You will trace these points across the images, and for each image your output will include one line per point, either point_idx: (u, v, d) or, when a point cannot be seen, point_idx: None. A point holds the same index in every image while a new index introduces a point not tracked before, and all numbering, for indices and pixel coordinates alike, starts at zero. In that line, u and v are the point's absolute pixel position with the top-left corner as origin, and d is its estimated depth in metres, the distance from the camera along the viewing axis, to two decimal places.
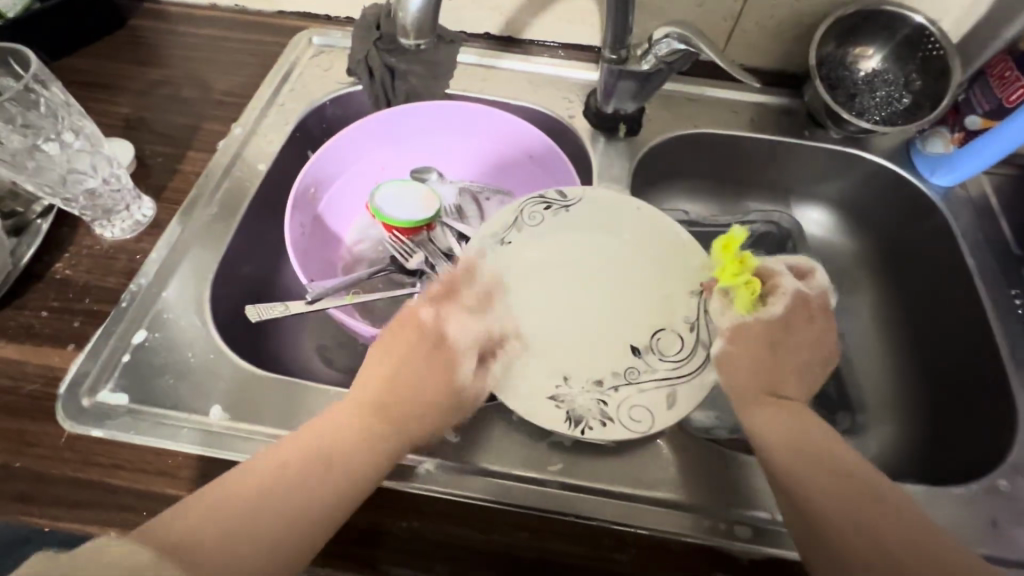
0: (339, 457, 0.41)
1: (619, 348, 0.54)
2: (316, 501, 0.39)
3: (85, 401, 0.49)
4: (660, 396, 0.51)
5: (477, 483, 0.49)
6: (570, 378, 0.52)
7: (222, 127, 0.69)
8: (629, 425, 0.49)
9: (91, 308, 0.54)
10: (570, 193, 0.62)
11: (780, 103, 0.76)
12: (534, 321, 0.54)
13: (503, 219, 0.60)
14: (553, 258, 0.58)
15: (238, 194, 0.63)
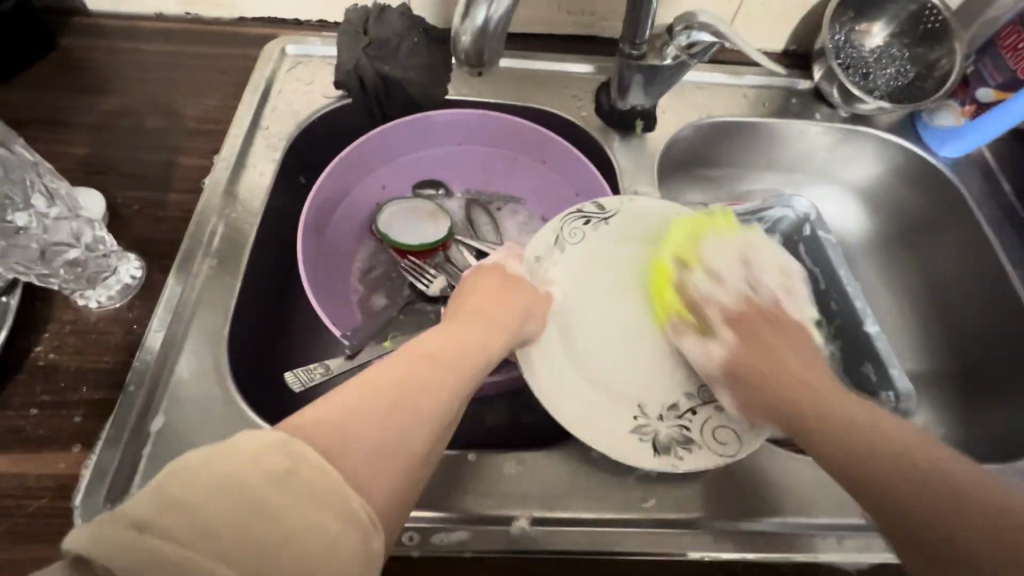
0: (407, 410, 0.38)
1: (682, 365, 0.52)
2: (396, 458, 0.35)
3: (109, 511, 0.42)
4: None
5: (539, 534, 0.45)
6: (645, 406, 0.50)
7: (202, 161, 0.60)
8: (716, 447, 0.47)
9: (92, 397, 0.46)
10: (608, 203, 0.58)
11: (788, 84, 0.75)
12: (593, 346, 0.52)
13: (541, 240, 0.56)
14: (602, 274, 0.56)
15: (239, 239, 0.56)
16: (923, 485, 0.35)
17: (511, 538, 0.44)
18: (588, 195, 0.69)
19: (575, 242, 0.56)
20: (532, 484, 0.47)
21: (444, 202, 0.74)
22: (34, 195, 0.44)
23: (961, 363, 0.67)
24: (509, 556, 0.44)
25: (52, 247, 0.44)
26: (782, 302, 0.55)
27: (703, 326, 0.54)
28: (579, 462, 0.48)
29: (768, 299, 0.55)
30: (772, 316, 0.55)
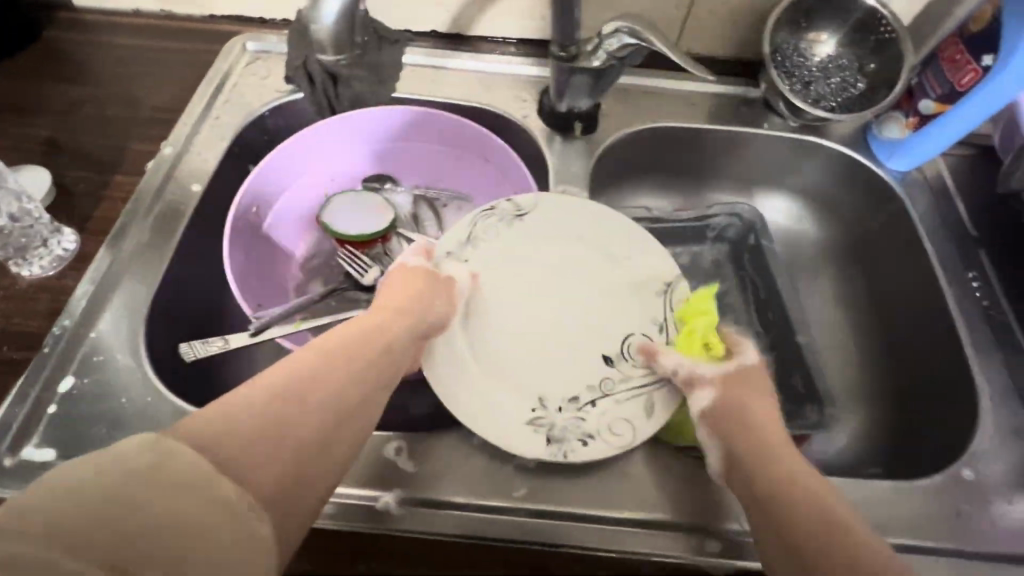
0: (299, 404, 0.38)
1: (590, 360, 0.53)
2: (290, 441, 0.36)
3: (8, 461, 0.45)
4: (636, 401, 0.50)
5: (419, 516, 0.46)
6: (544, 398, 0.50)
7: (151, 147, 0.64)
8: (610, 440, 0.48)
9: (12, 356, 0.50)
10: (524, 200, 0.59)
11: (738, 92, 0.75)
12: (502, 340, 0.53)
13: (454, 238, 0.57)
14: (513, 270, 0.57)
15: (172, 219, 0.59)
16: (803, 507, 0.38)
17: (418, 519, 0.46)
18: (525, 194, 0.70)
19: (489, 239, 0.57)
20: (408, 467, 0.48)
21: (392, 195, 0.75)
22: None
23: (895, 380, 0.65)
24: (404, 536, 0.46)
25: None
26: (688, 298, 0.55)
27: (612, 320, 0.55)
28: (460, 449, 0.49)
29: (677, 294, 0.55)
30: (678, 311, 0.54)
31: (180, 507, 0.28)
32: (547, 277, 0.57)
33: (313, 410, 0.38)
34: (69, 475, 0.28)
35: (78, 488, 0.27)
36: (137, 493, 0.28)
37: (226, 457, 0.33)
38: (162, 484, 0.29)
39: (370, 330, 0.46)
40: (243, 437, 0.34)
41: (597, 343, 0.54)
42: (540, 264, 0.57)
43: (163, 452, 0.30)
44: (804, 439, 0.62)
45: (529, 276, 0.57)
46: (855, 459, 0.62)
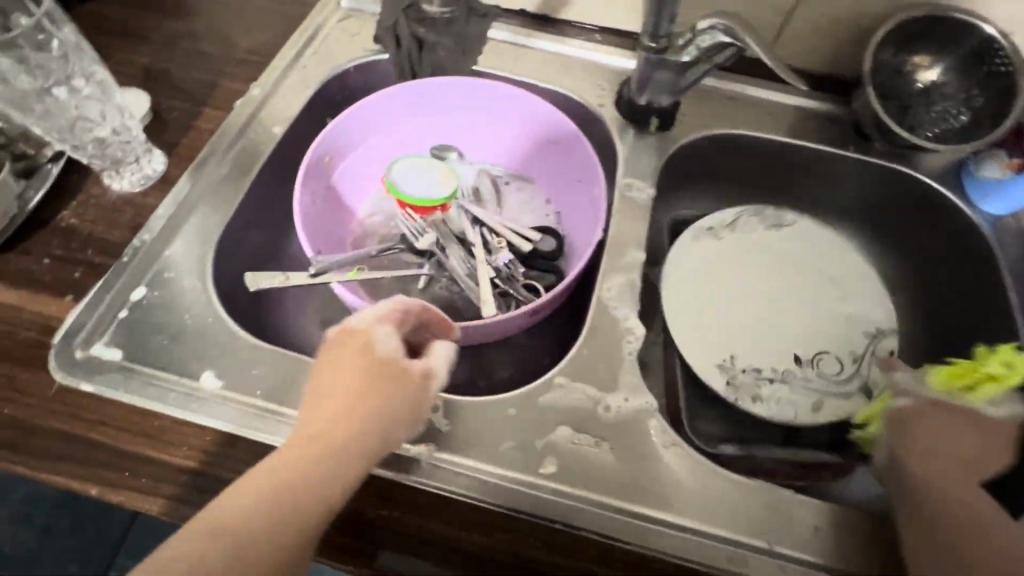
0: (230, 541, 0.32)
1: (784, 353, 0.64)
2: (252, 546, 0.32)
3: (79, 354, 0.48)
4: (809, 399, 0.62)
5: (444, 474, 0.46)
6: (736, 357, 0.64)
7: (241, 86, 0.67)
8: (778, 409, 0.61)
9: (93, 260, 0.53)
10: (784, 216, 0.72)
11: (825, 109, 0.72)
12: (716, 309, 0.66)
13: (711, 223, 0.71)
14: (753, 259, 0.69)
15: (251, 157, 0.62)
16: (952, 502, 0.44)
17: (442, 478, 0.46)
18: (590, 182, 0.69)
19: (745, 234, 0.71)
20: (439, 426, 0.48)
21: (456, 165, 0.76)
22: (77, 75, 0.53)
23: None
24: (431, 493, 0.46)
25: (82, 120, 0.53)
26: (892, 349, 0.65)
27: (817, 330, 0.66)
28: (492, 418, 0.48)
29: (882, 342, 0.65)
30: (881, 354, 0.64)
31: None
32: (782, 281, 0.68)
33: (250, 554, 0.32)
34: None
35: None
36: None
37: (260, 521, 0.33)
38: None
39: (353, 403, 0.40)
40: None
41: (797, 343, 0.65)
42: (782, 269, 0.69)
43: None
44: (844, 472, 0.60)
45: (747, 269, 0.69)
46: None
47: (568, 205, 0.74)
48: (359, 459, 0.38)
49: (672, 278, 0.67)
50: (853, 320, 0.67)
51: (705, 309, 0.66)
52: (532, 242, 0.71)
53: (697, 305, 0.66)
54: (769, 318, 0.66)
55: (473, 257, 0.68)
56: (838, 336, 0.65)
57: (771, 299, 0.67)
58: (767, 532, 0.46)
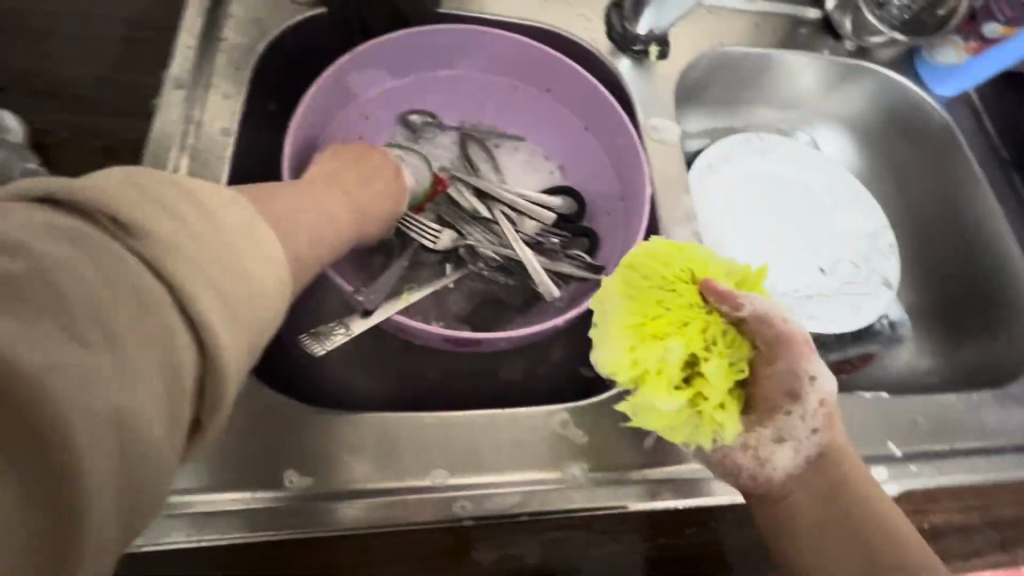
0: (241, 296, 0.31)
1: (806, 272, 0.67)
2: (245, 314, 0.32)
3: None
4: (846, 305, 0.65)
5: (601, 491, 0.43)
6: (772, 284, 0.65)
7: (150, 79, 0.49)
8: (826, 324, 0.63)
9: None
10: (773, 133, 0.71)
11: (796, 13, 0.71)
12: (740, 241, 0.66)
13: (717, 149, 0.69)
14: (759, 181, 0.69)
15: (209, 177, 0.46)
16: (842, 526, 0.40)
17: (604, 496, 0.43)
18: (601, 128, 0.63)
19: (750, 156, 0.70)
20: (578, 441, 0.44)
21: (437, 136, 0.65)
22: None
23: (940, 299, 0.71)
24: (598, 514, 0.43)
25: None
26: (893, 242, 0.69)
27: (829, 240, 0.69)
28: (627, 413, 0.46)
29: (882, 239, 0.69)
30: (883, 249, 0.68)
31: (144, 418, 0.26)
32: (788, 197, 0.70)
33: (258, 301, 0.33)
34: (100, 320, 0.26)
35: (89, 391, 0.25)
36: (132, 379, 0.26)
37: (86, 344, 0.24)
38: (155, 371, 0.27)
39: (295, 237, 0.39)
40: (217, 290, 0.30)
41: (813, 260, 0.67)
42: (786, 186, 0.70)
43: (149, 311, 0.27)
44: (874, 356, 0.68)
45: (756, 195, 0.69)
46: (914, 371, 0.68)
47: (575, 157, 0.66)
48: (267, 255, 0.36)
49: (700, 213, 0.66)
50: (854, 226, 0.69)
51: (734, 241, 0.66)
52: (551, 207, 0.63)
53: (725, 237, 0.66)
54: (786, 239, 0.68)
55: (498, 236, 0.60)
56: (844, 244, 0.68)
57: (782, 220, 0.69)
58: (889, 439, 0.49)
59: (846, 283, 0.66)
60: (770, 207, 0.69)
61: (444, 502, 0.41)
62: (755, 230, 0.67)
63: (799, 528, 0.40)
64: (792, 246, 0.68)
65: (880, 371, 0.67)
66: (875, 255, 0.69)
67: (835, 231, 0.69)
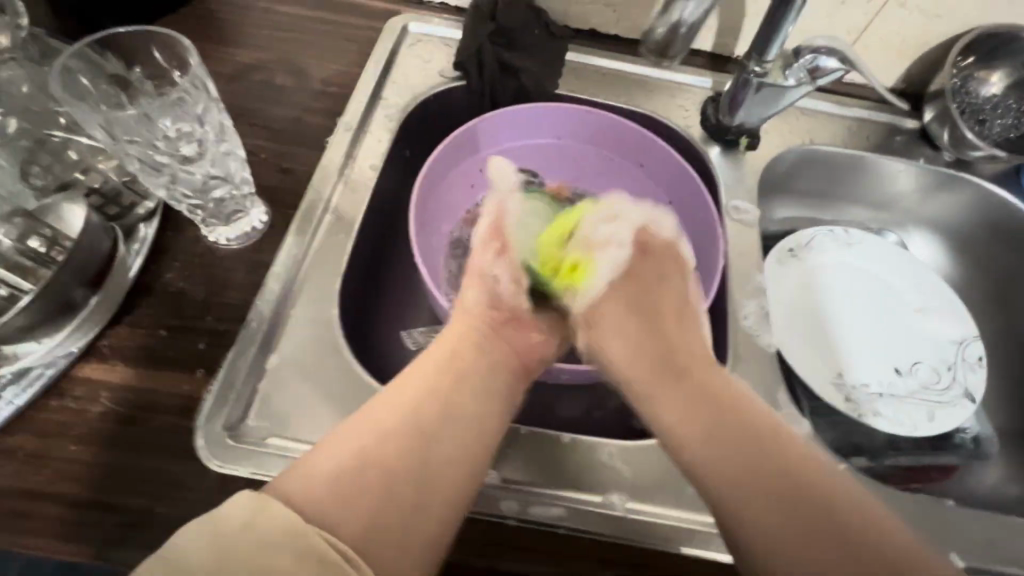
0: (410, 418, 0.43)
1: (882, 368, 0.65)
2: (394, 452, 0.41)
3: (228, 438, 0.44)
4: (922, 409, 0.62)
5: (637, 525, 0.46)
6: (845, 374, 0.64)
7: (325, 122, 0.63)
8: (897, 423, 0.61)
9: (215, 328, 0.48)
10: (856, 233, 0.74)
11: (893, 121, 0.75)
12: (813, 325, 0.67)
13: (798, 237, 0.72)
14: (839, 274, 0.71)
15: (354, 200, 0.58)
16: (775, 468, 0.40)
17: (642, 531, 0.45)
18: (685, 204, 0.69)
19: (831, 250, 0.73)
20: (623, 473, 0.48)
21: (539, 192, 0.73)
22: (212, 128, 0.49)
23: None
24: (630, 545, 0.45)
25: (210, 178, 0.49)
26: (981, 354, 0.67)
27: (909, 341, 0.68)
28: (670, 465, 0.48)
29: (970, 349, 0.67)
30: (970, 361, 0.66)
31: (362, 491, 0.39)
32: (867, 293, 0.71)
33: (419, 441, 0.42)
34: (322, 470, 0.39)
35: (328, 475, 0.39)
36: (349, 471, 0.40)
37: (308, 511, 0.37)
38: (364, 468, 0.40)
39: (423, 401, 0.44)
40: (389, 453, 0.41)
41: (891, 358, 0.66)
42: (867, 283, 0.71)
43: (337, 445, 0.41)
44: (953, 470, 0.64)
45: (833, 284, 0.71)
46: (1006, 498, 0.63)
47: None
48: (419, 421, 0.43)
49: (775, 292, 0.68)
50: (939, 330, 0.68)
51: (807, 324, 0.67)
52: None
53: (798, 319, 0.67)
54: (862, 333, 0.68)
55: None
56: (926, 347, 0.67)
57: (858, 314, 0.69)
58: (948, 547, 0.47)
59: (926, 385, 0.64)
60: (845, 300, 0.70)
61: (497, 497, 0.46)
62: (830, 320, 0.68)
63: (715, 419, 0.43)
64: (868, 340, 0.67)
65: (964, 489, 0.63)
66: (961, 366, 0.66)
67: (917, 335, 0.68)
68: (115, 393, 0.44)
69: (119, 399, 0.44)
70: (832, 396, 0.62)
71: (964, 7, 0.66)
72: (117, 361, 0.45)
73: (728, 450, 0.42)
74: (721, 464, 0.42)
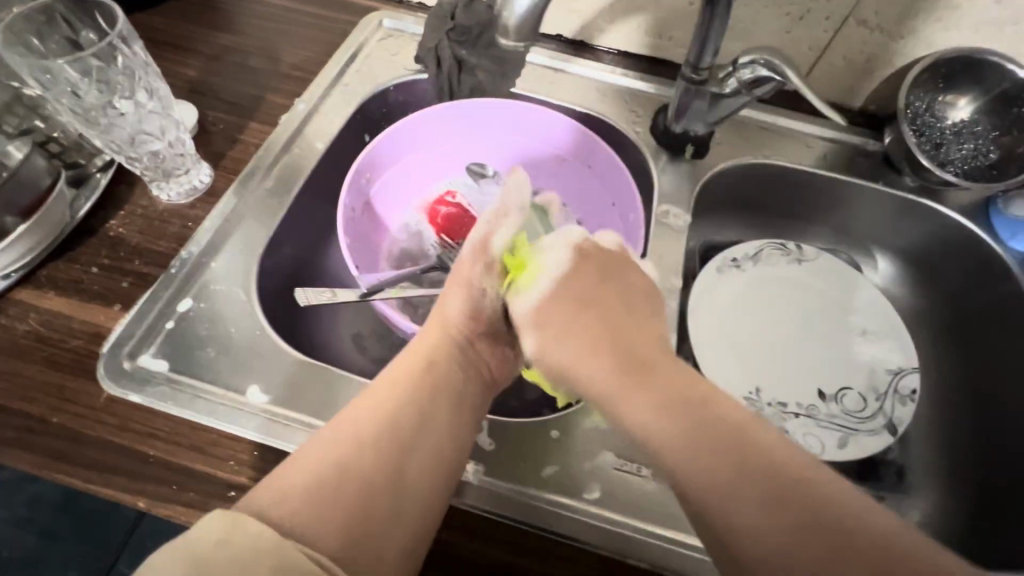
0: (382, 427, 0.43)
1: (804, 389, 0.64)
2: (366, 463, 0.41)
3: (126, 364, 0.48)
4: (834, 435, 0.61)
5: (491, 495, 0.47)
6: (762, 389, 0.64)
7: (284, 101, 0.68)
8: (804, 445, 0.60)
9: (141, 270, 0.53)
10: (808, 250, 0.72)
11: (858, 141, 0.73)
12: (740, 339, 0.66)
13: (744, 249, 0.71)
14: (782, 290, 0.70)
15: (295, 171, 0.63)
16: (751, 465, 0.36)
17: (493, 500, 0.46)
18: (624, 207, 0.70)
19: (779, 266, 0.71)
20: (487, 447, 0.49)
21: (490, 184, 0.77)
22: (139, 90, 0.54)
23: (977, 467, 0.63)
24: (479, 513, 0.46)
25: (142, 135, 0.54)
26: (915, 387, 0.64)
27: (841, 366, 0.66)
28: (535, 442, 0.50)
29: (904, 380, 0.64)
30: (902, 393, 0.64)
31: (344, 498, 0.39)
32: (810, 313, 0.69)
33: (392, 448, 0.42)
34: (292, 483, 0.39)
35: (301, 485, 0.39)
36: (327, 479, 0.39)
37: (284, 521, 0.37)
38: (341, 477, 0.40)
39: (389, 406, 0.44)
40: (360, 466, 0.41)
41: (817, 380, 0.65)
42: (812, 304, 0.69)
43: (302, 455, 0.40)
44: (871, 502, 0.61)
45: (772, 300, 0.69)
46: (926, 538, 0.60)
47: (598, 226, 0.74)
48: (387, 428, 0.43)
49: (706, 300, 0.67)
50: (875, 358, 0.66)
51: (734, 337, 0.66)
52: None
53: (725, 330, 0.66)
54: (793, 352, 0.66)
55: None
56: (857, 374, 0.65)
57: (794, 332, 0.67)
58: None
59: (846, 413, 0.63)
60: (783, 317, 0.68)
61: None
62: (761, 334, 0.67)
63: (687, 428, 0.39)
64: (798, 360, 0.66)
65: None
66: (892, 397, 0.64)
67: (851, 360, 0.66)
68: (43, 317, 0.50)
69: (45, 323, 0.50)
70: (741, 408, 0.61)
71: (928, 28, 0.64)
72: (51, 290, 0.51)
73: (704, 459, 0.36)
74: (699, 484, 0.36)
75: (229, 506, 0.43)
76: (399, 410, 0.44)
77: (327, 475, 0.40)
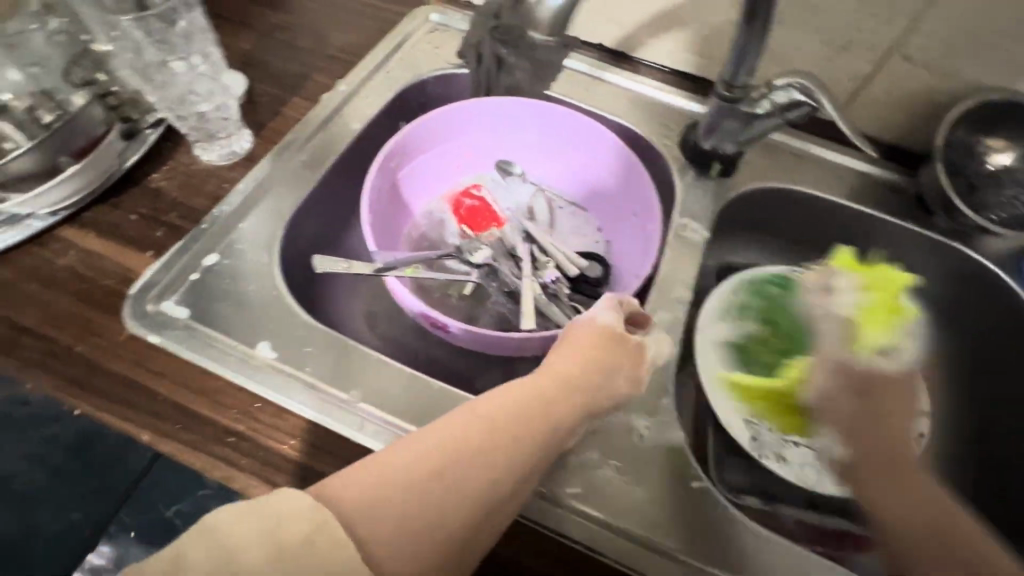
0: (488, 451, 0.40)
1: None
2: (460, 485, 0.38)
3: (149, 307, 0.51)
4: None
5: None
6: None
7: (328, 81, 0.71)
8: (798, 474, 0.59)
9: (175, 222, 0.57)
10: None
11: (888, 179, 0.72)
12: None
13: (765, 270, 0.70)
14: None
15: (329, 147, 0.66)
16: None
17: None
18: (646, 215, 0.70)
19: None
20: None
21: (517, 183, 0.78)
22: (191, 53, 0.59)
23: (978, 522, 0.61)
24: None
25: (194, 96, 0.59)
26: (925, 432, 0.60)
27: None
28: None
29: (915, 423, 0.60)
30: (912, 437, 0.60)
31: (422, 519, 0.37)
32: None
33: (486, 478, 0.39)
34: (388, 482, 0.37)
35: (391, 492, 0.37)
36: (414, 493, 0.37)
37: (362, 529, 0.35)
38: (426, 496, 0.37)
39: (500, 426, 0.41)
40: (448, 483, 0.38)
41: None
42: None
43: (412, 451, 0.39)
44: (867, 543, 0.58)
45: None
46: None
47: (618, 234, 0.74)
48: (498, 461, 0.39)
49: (720, 314, 0.66)
50: None
51: None
52: (578, 266, 0.71)
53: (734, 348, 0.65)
54: None
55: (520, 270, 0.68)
56: None
57: None
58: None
59: None
60: None
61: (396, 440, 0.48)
62: None
63: (892, 494, 0.42)
64: None
65: None
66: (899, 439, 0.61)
67: None
68: (81, 255, 0.53)
69: (82, 261, 0.53)
70: (741, 430, 0.60)
71: (973, 69, 0.64)
72: (92, 231, 0.55)
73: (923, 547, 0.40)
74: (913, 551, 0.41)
75: (228, 450, 0.45)
76: (511, 438, 0.41)
77: (421, 483, 0.37)
